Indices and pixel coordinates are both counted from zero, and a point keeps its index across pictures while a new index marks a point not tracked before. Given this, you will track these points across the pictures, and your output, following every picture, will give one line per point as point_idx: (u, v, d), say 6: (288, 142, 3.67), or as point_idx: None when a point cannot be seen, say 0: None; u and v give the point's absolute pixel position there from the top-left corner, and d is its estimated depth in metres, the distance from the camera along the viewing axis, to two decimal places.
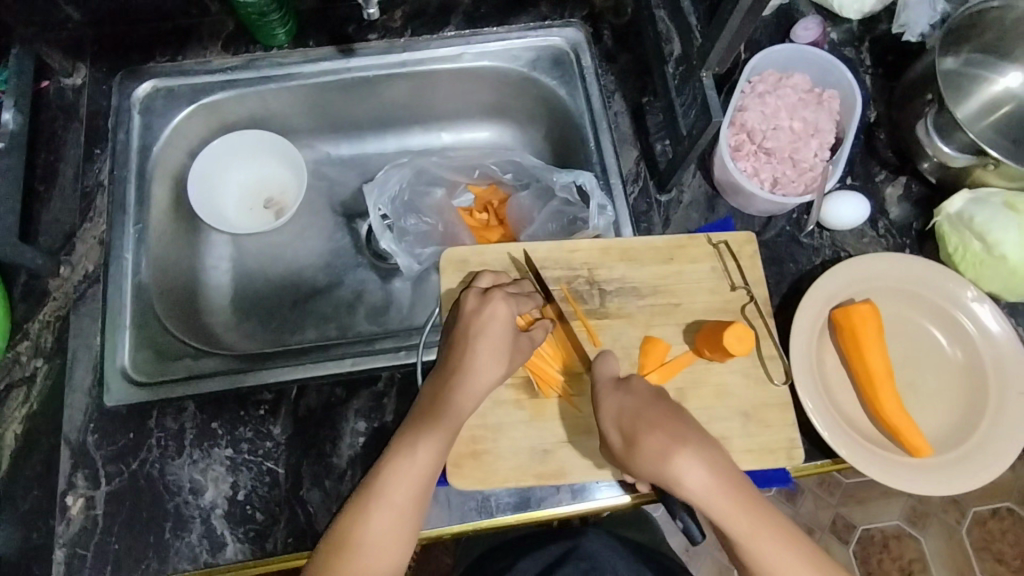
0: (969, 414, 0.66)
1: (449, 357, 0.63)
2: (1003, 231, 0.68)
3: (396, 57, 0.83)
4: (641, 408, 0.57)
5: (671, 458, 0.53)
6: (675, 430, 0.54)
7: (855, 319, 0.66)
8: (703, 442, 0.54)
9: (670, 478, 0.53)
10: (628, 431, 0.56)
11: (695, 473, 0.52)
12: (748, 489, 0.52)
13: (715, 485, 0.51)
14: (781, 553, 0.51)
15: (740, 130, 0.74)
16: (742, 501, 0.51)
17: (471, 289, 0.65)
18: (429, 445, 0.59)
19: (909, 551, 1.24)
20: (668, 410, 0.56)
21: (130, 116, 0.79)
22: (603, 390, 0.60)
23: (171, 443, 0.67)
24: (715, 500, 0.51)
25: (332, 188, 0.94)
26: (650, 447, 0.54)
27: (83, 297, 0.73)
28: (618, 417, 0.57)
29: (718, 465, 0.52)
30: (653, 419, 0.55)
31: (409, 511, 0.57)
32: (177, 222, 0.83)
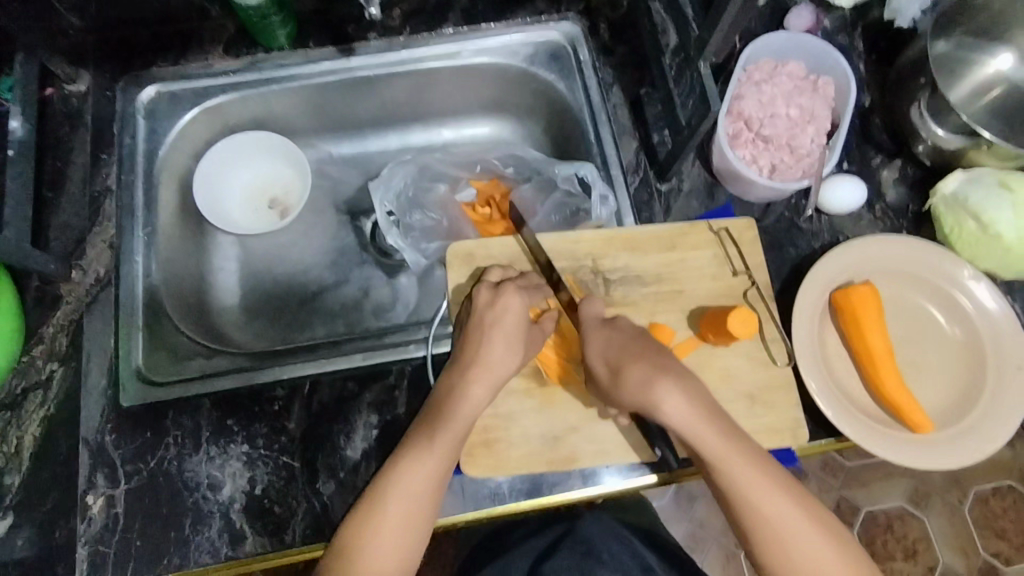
0: (969, 389, 0.67)
1: (464, 351, 0.64)
2: (998, 210, 0.69)
3: (396, 55, 0.84)
4: (625, 342, 0.62)
5: (651, 386, 0.58)
6: (657, 362, 0.60)
7: (855, 301, 0.67)
8: (681, 374, 0.59)
9: (649, 403, 0.58)
10: (613, 363, 0.60)
11: (673, 401, 0.57)
12: (723, 420, 0.58)
13: (691, 411, 0.57)
14: (756, 477, 0.56)
15: (737, 119, 0.76)
16: (717, 428, 0.57)
17: (483, 283, 0.66)
18: (428, 458, 0.60)
19: (912, 530, 1.26)
20: (651, 346, 0.61)
21: (134, 121, 0.80)
22: (591, 327, 0.64)
23: (188, 441, 0.68)
24: (689, 424, 0.57)
25: (335, 187, 0.95)
26: (633, 376, 0.58)
27: (96, 300, 0.74)
28: (606, 351, 0.61)
29: (694, 394, 0.58)
30: (636, 353, 0.60)
31: (420, 508, 0.59)
32: (184, 224, 0.84)
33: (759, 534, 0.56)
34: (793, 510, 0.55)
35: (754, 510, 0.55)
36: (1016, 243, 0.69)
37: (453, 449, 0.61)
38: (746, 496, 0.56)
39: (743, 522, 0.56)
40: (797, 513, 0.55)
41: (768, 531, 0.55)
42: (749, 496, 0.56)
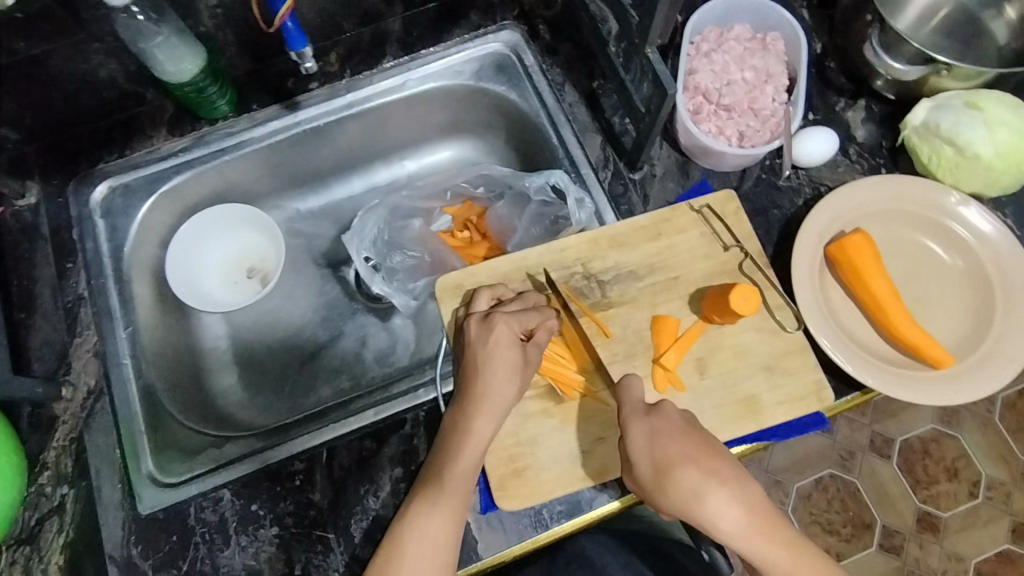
0: (982, 316, 0.67)
1: (464, 382, 0.63)
2: (971, 131, 0.68)
3: (342, 100, 0.83)
4: (673, 438, 0.57)
5: (704, 499, 0.54)
6: (709, 465, 0.55)
7: (851, 250, 0.67)
8: (738, 481, 0.55)
9: (702, 519, 0.54)
10: (661, 466, 0.56)
11: (728, 515, 0.53)
12: (785, 531, 0.53)
13: (749, 526, 0.53)
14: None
15: (696, 93, 0.75)
16: (780, 544, 0.53)
17: (472, 317, 0.64)
18: (441, 508, 0.59)
19: (949, 450, 1.30)
20: (700, 440, 0.57)
21: (93, 223, 0.78)
22: (631, 414, 0.59)
23: (217, 535, 0.66)
24: (748, 542, 0.53)
25: (310, 242, 0.93)
26: (683, 486, 0.55)
27: (92, 413, 0.71)
28: (651, 448, 0.57)
29: (753, 505, 0.54)
30: (685, 455, 0.56)
31: (445, 536, 0.58)
32: (166, 315, 0.82)
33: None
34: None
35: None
36: (996, 159, 0.69)
37: (469, 482, 0.60)
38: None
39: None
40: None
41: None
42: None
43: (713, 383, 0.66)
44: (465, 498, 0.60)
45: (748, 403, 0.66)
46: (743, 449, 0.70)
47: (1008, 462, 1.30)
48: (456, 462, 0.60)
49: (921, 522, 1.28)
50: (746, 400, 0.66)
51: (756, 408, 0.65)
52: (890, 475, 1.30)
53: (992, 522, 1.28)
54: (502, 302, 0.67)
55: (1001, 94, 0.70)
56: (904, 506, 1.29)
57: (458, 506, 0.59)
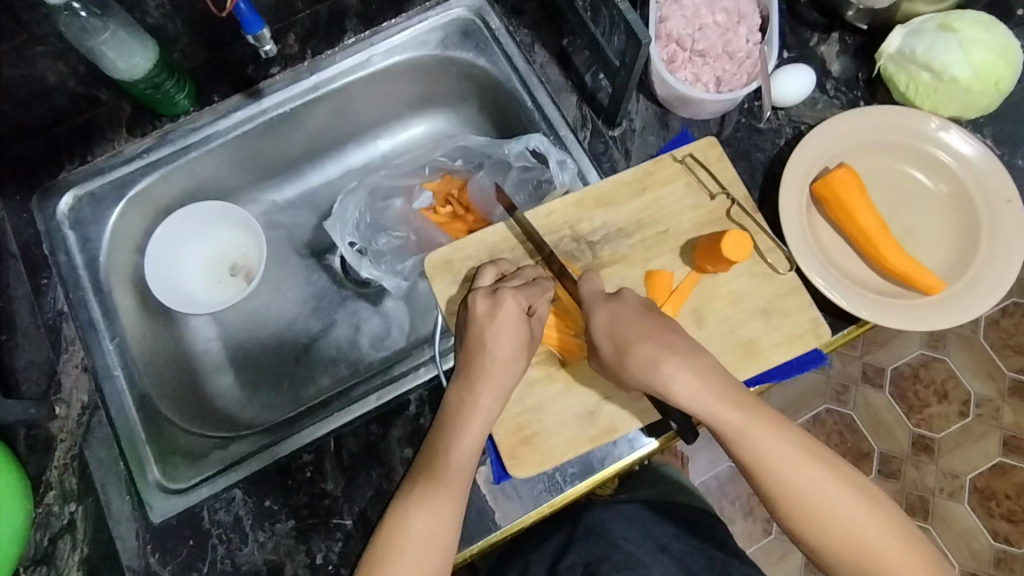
0: (968, 240, 0.67)
1: (469, 358, 0.63)
2: (947, 54, 0.68)
3: (306, 82, 0.79)
4: (630, 317, 0.61)
5: (658, 365, 0.58)
6: (663, 337, 0.60)
7: (837, 185, 0.67)
8: (689, 351, 0.59)
9: (658, 383, 0.58)
10: (620, 341, 0.59)
11: (679, 377, 0.57)
12: (730, 385, 0.58)
13: (697, 381, 0.57)
14: (768, 438, 0.56)
15: (669, 41, 0.73)
16: (727, 398, 0.57)
17: (478, 291, 0.63)
18: (445, 493, 0.58)
19: (937, 372, 1.34)
20: (655, 318, 0.61)
21: (63, 235, 0.76)
22: (593, 303, 0.62)
23: (233, 534, 0.65)
24: (697, 397, 0.57)
25: (291, 233, 0.91)
26: (640, 356, 0.58)
27: (89, 429, 0.70)
28: (611, 329, 0.60)
29: (700, 365, 0.58)
30: (643, 331, 0.60)
31: (449, 515, 0.58)
32: (151, 321, 0.80)
33: (780, 496, 0.55)
34: (813, 466, 0.55)
35: (771, 471, 0.55)
36: (974, 81, 0.68)
37: (472, 465, 0.60)
38: (761, 456, 0.56)
39: (762, 483, 0.56)
40: (818, 472, 0.55)
41: (788, 490, 0.55)
42: (767, 459, 0.55)
43: (712, 332, 0.67)
44: (467, 478, 0.60)
45: (747, 347, 0.66)
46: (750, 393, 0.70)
47: (995, 378, 1.34)
48: (464, 439, 0.60)
49: (915, 445, 1.32)
50: (745, 345, 0.66)
51: (755, 352, 0.66)
52: (883, 404, 1.33)
53: (983, 437, 1.33)
54: (507, 277, 0.66)
55: (975, 14, 0.70)
56: (899, 431, 1.33)
57: (462, 489, 0.59)
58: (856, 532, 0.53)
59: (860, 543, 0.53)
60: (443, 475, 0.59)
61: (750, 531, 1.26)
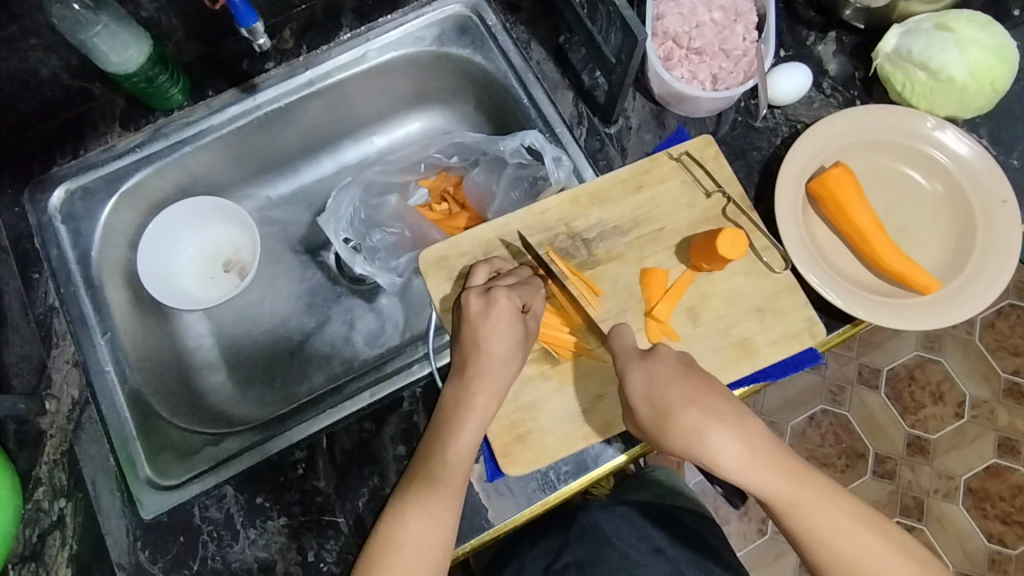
0: (964, 240, 0.67)
1: (464, 357, 0.62)
2: (943, 54, 0.68)
3: (302, 78, 0.79)
4: (672, 381, 0.57)
5: (704, 435, 0.54)
6: (708, 404, 0.55)
7: (833, 185, 0.66)
8: (737, 417, 0.54)
9: (704, 455, 0.54)
10: (660, 405, 0.56)
11: (728, 450, 0.53)
12: (786, 458, 0.53)
13: (749, 457, 0.53)
14: (826, 516, 0.52)
15: (665, 39, 0.73)
16: (780, 471, 0.53)
17: (471, 291, 0.63)
18: (440, 493, 0.58)
19: (933, 374, 1.34)
20: (699, 380, 0.57)
21: (55, 229, 0.75)
22: (627, 361, 0.60)
23: (224, 531, 0.65)
24: (749, 474, 0.53)
25: (285, 230, 0.90)
26: (683, 425, 0.55)
27: (80, 424, 0.70)
28: (648, 390, 0.57)
29: (752, 438, 0.53)
30: (684, 396, 0.56)
31: (445, 515, 0.57)
32: (143, 317, 0.80)
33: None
34: (876, 545, 0.52)
35: (828, 550, 0.52)
36: (969, 80, 0.68)
37: (466, 465, 0.60)
38: (817, 536, 0.52)
39: (819, 561, 0.53)
40: (882, 550, 0.52)
41: (848, 571, 0.52)
42: (825, 539, 0.52)
43: (707, 330, 0.66)
44: (462, 478, 0.59)
45: (742, 346, 0.66)
46: (747, 392, 0.70)
47: (990, 380, 1.34)
48: (458, 438, 0.60)
49: (911, 446, 1.32)
50: (739, 343, 0.66)
51: (750, 351, 0.66)
52: (878, 405, 1.33)
53: (978, 438, 1.33)
54: (501, 275, 0.66)
55: (971, 14, 0.70)
56: (894, 432, 1.33)
57: (457, 489, 0.59)
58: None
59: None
60: (439, 475, 0.58)
61: (744, 531, 1.26)
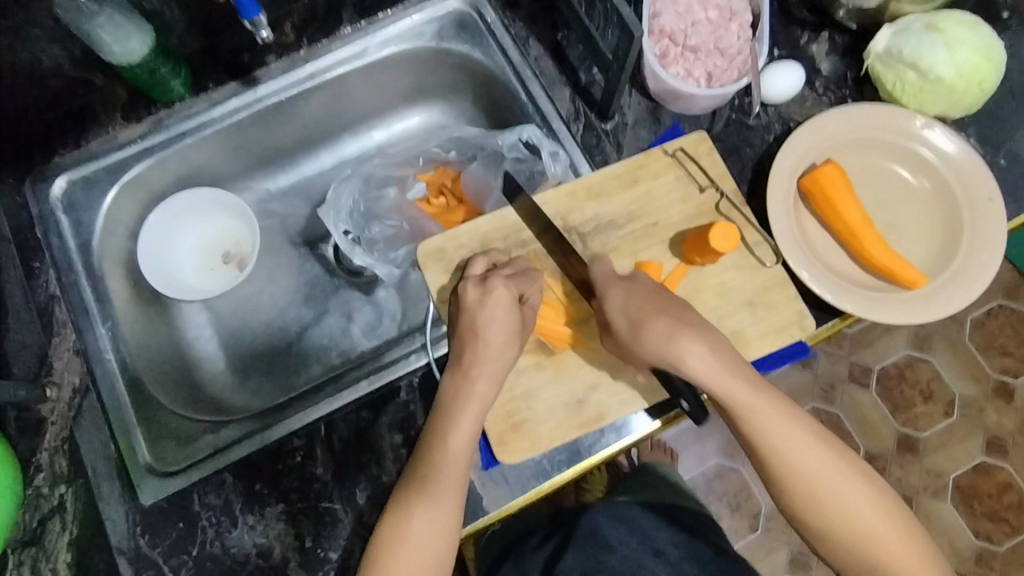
0: (951, 236, 0.69)
1: (461, 346, 0.64)
2: (933, 54, 0.69)
3: (302, 71, 0.80)
4: (646, 300, 0.62)
5: (675, 340, 0.59)
6: (678, 317, 0.61)
7: (824, 181, 0.68)
8: (703, 329, 0.61)
9: (674, 358, 0.59)
10: (635, 318, 0.61)
11: (695, 352, 0.59)
12: (749, 370, 0.60)
13: (717, 365, 0.59)
14: (785, 429, 0.58)
15: (661, 37, 0.74)
16: (740, 374, 0.59)
17: (468, 280, 0.65)
18: (440, 483, 0.59)
19: (923, 372, 1.36)
20: (670, 300, 0.62)
21: (56, 218, 0.76)
22: (607, 282, 0.64)
23: (223, 517, 0.66)
24: (716, 380, 0.59)
25: (284, 222, 0.91)
26: (655, 334, 0.60)
27: (81, 410, 0.70)
28: (625, 306, 0.62)
29: (718, 348, 0.60)
30: (657, 310, 0.61)
31: (450, 506, 0.59)
32: (143, 306, 0.80)
33: (790, 477, 0.58)
34: (823, 454, 0.58)
35: (786, 460, 0.58)
36: (957, 80, 0.69)
37: (466, 459, 0.61)
38: (776, 444, 0.58)
39: (769, 463, 0.58)
40: (826, 456, 0.58)
41: (798, 472, 0.58)
42: (783, 449, 0.58)
43: None
44: (462, 472, 0.60)
45: (733, 338, 0.67)
46: None
47: (980, 379, 1.36)
48: (457, 430, 0.61)
49: (900, 444, 1.34)
50: (731, 336, 0.67)
51: (741, 343, 0.67)
52: (870, 403, 1.35)
53: (966, 437, 1.35)
54: (498, 266, 0.67)
55: (961, 15, 0.71)
56: (884, 430, 1.34)
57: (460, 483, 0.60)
58: (861, 522, 0.57)
59: (863, 531, 0.57)
60: (436, 474, 0.59)
61: (736, 527, 1.27)
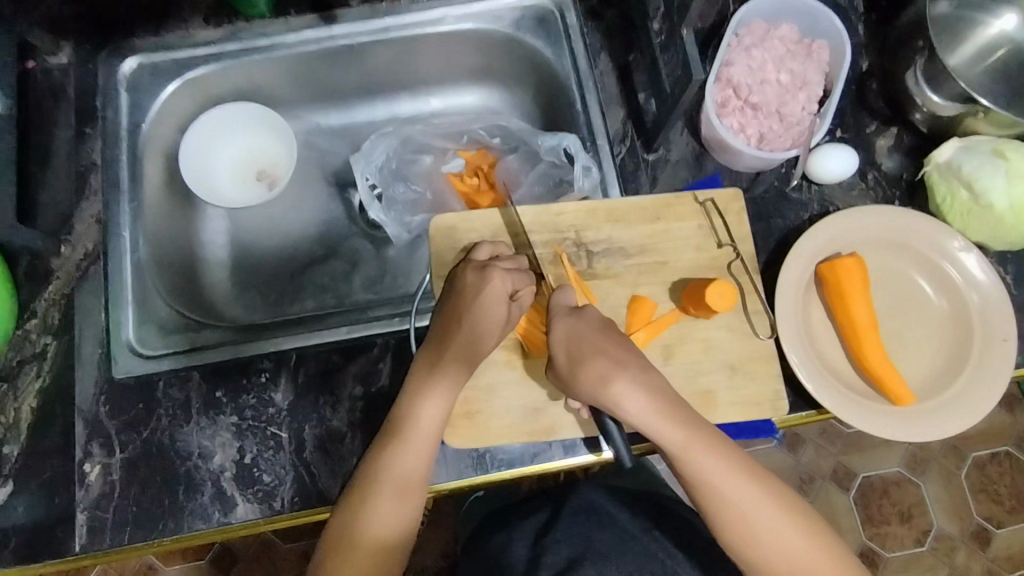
0: (954, 363, 0.67)
1: (445, 321, 0.64)
2: (991, 179, 0.68)
3: (379, 23, 0.82)
4: (590, 334, 0.58)
5: (610, 383, 0.55)
6: (619, 356, 0.57)
7: (840, 271, 0.67)
8: (642, 369, 0.56)
9: (607, 401, 0.55)
10: (575, 353, 0.57)
11: (631, 398, 0.55)
12: (681, 409, 0.55)
13: (654, 410, 0.54)
14: (724, 471, 0.53)
15: (726, 86, 0.73)
16: (673, 415, 0.54)
17: (469, 265, 0.66)
18: (407, 456, 0.60)
19: (907, 494, 1.32)
20: (617, 338, 0.59)
21: (117, 94, 0.80)
22: (558, 315, 0.61)
23: (179, 412, 0.69)
24: (653, 423, 0.54)
25: (323, 159, 0.94)
26: (592, 372, 0.56)
27: (85, 275, 0.74)
28: (567, 340, 0.59)
29: (655, 390, 0.55)
30: (599, 348, 0.57)
31: (418, 470, 0.60)
32: (171, 198, 0.84)
33: (721, 517, 0.53)
34: (757, 489, 0.53)
35: (725, 502, 0.53)
36: (1008, 211, 0.68)
37: (435, 432, 0.62)
38: (713, 488, 0.53)
39: (703, 504, 0.54)
40: (760, 491, 0.53)
41: (729, 511, 0.53)
42: (717, 489, 0.53)
43: (676, 370, 0.67)
44: (432, 441, 0.62)
45: (704, 397, 0.67)
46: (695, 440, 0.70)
47: (962, 519, 1.32)
48: (427, 405, 0.62)
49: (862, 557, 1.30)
50: (703, 394, 0.67)
51: (711, 404, 0.67)
52: (844, 507, 1.32)
53: (931, 570, 1.30)
54: (500, 257, 0.68)
55: None
56: (850, 538, 1.31)
57: (428, 454, 0.61)
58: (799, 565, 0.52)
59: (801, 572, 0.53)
60: (407, 426, 0.61)
61: None
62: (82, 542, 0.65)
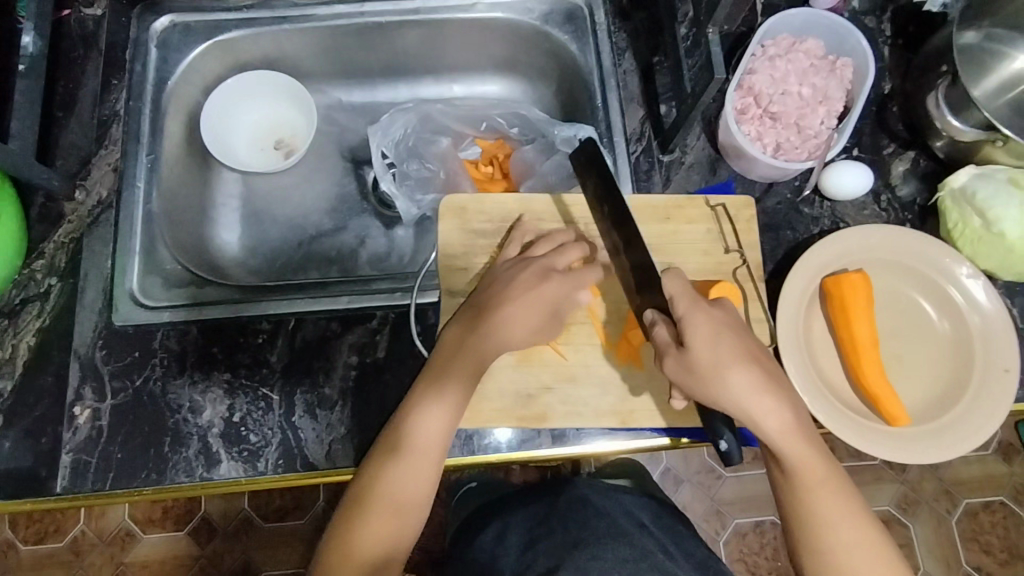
0: (954, 387, 0.66)
1: (462, 331, 0.63)
2: (1004, 208, 0.67)
3: (409, 4, 0.83)
4: (728, 334, 0.58)
5: (762, 395, 0.56)
6: (765, 368, 0.58)
7: (846, 289, 0.66)
8: (789, 393, 0.58)
9: (753, 411, 0.56)
10: (721, 356, 0.56)
11: (776, 416, 0.56)
12: (818, 444, 0.58)
13: (795, 434, 0.57)
14: (842, 511, 0.56)
15: (747, 93, 0.74)
16: (812, 446, 0.57)
17: (503, 264, 0.66)
18: (403, 472, 0.60)
19: (896, 535, 1.30)
20: (748, 342, 0.59)
21: (147, 49, 0.81)
22: (690, 306, 0.58)
23: (174, 364, 0.70)
24: (788, 445, 0.56)
25: (341, 135, 0.95)
26: (738, 381, 0.56)
27: (96, 221, 0.75)
28: (711, 336, 0.57)
29: (798, 415, 0.57)
30: (743, 354, 0.57)
31: (417, 485, 0.60)
32: (188, 157, 0.85)
33: (822, 552, 0.56)
34: (864, 537, 0.56)
35: (830, 539, 0.56)
36: (1019, 242, 0.67)
37: (434, 448, 0.61)
38: (824, 522, 0.56)
39: (809, 536, 0.57)
40: (865, 540, 0.56)
41: (832, 549, 0.56)
42: (829, 525, 0.56)
43: None
44: (434, 454, 0.61)
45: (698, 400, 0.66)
46: (674, 442, 0.69)
47: (951, 566, 1.29)
48: (430, 419, 0.60)
49: None
50: None
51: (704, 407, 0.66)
52: None
53: None
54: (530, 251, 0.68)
55: None
56: None
57: (429, 469, 0.60)
58: None
59: None
60: (409, 440, 0.60)
61: None
62: (64, 483, 0.65)
